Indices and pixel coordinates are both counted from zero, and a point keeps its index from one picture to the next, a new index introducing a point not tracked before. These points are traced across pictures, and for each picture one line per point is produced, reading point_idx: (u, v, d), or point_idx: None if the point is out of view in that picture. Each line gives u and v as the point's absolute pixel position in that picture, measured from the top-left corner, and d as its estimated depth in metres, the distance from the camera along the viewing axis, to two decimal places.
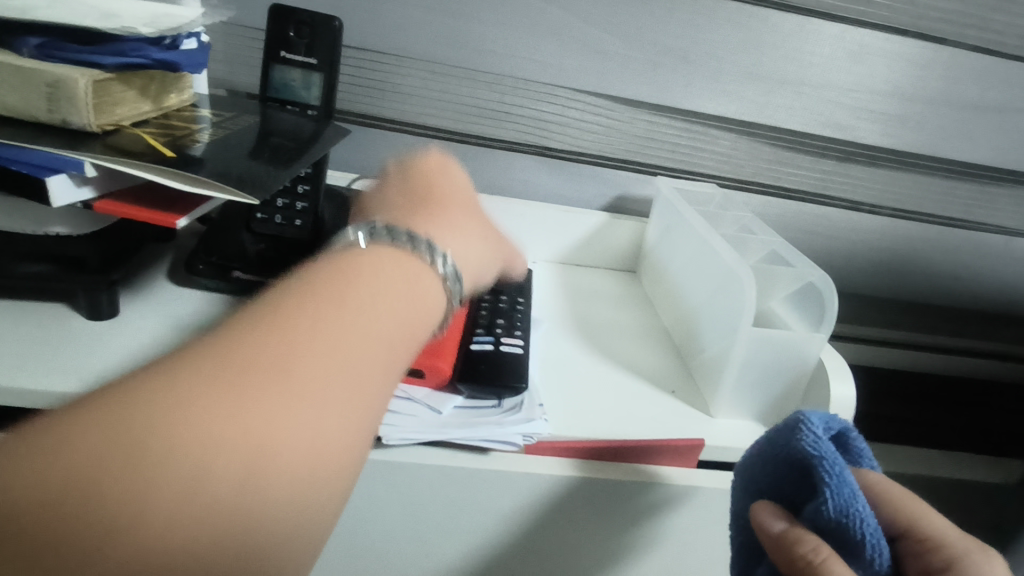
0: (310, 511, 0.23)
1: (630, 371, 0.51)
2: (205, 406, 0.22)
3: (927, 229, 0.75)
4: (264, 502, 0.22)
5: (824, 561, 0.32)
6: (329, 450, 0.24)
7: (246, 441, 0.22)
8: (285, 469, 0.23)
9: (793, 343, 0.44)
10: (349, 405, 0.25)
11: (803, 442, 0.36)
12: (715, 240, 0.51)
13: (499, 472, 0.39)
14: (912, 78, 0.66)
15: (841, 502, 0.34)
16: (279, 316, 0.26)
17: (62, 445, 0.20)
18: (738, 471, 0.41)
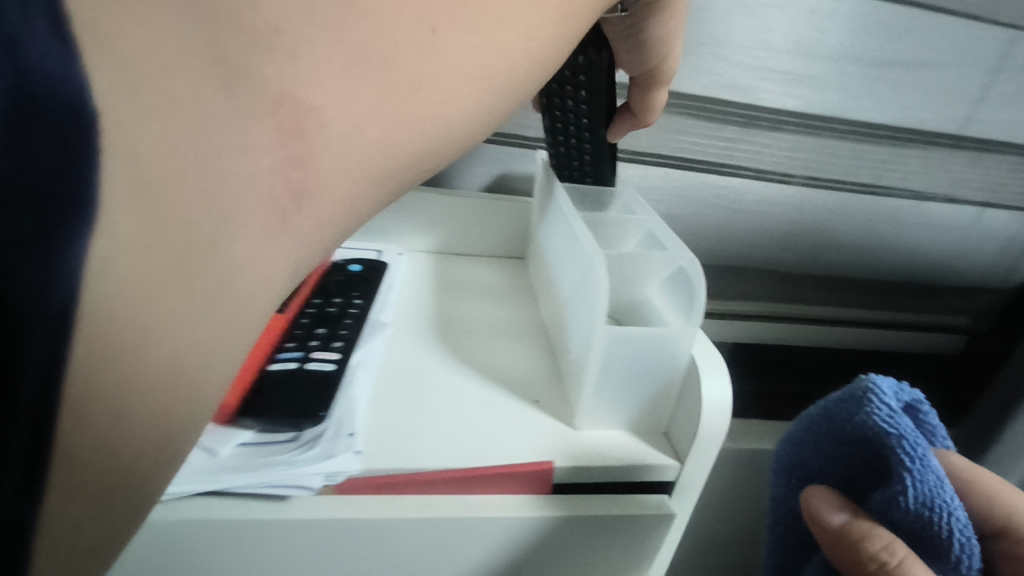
0: (437, 127, 0.24)
1: (489, 377, 0.44)
2: None
3: (835, 197, 0.71)
4: (469, 92, 0.24)
5: (901, 562, 0.29)
6: (458, 108, 0.24)
7: (413, 16, 0.21)
8: (432, 75, 0.22)
9: (660, 341, 0.38)
10: (493, 66, 0.24)
11: (875, 416, 0.32)
12: (578, 223, 0.44)
13: (298, 523, 0.32)
14: (813, 32, 0.59)
15: (923, 492, 0.30)
16: None
17: None
18: (783, 452, 0.39)
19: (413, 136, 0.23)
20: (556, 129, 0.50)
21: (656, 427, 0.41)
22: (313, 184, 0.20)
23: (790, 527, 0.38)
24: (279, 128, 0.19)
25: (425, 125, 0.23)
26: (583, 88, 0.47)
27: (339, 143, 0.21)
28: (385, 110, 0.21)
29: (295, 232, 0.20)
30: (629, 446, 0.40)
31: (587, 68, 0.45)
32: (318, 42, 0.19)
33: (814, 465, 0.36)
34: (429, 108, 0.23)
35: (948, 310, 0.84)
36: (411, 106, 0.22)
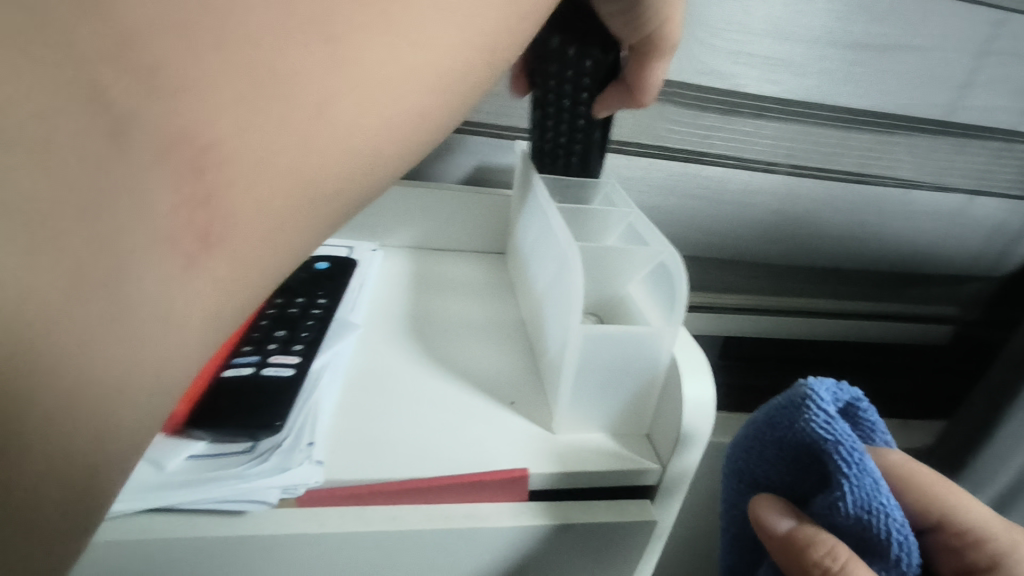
0: (392, 155, 0.20)
1: (462, 379, 0.42)
2: None
3: (822, 186, 0.69)
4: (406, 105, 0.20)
5: (845, 566, 0.27)
6: (398, 123, 0.20)
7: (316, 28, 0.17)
8: (392, 94, 0.19)
9: (638, 339, 0.36)
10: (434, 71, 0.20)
11: (811, 425, 0.29)
12: (554, 213, 0.42)
13: (251, 541, 0.30)
14: (793, 14, 0.58)
15: (861, 497, 0.28)
16: None
17: None
18: (729, 455, 0.36)
19: (336, 164, 0.19)
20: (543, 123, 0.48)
21: (636, 429, 0.39)
22: (224, 223, 0.17)
23: (742, 530, 0.35)
24: (174, 164, 0.15)
25: (382, 149, 0.20)
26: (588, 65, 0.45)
27: (248, 180, 0.17)
28: (314, 141, 0.18)
29: (222, 268, 0.17)
30: (608, 449, 0.38)
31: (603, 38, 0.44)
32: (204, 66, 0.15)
33: (758, 471, 0.34)
34: (370, 133, 0.19)
35: (938, 300, 0.83)
36: (367, 128, 0.19)
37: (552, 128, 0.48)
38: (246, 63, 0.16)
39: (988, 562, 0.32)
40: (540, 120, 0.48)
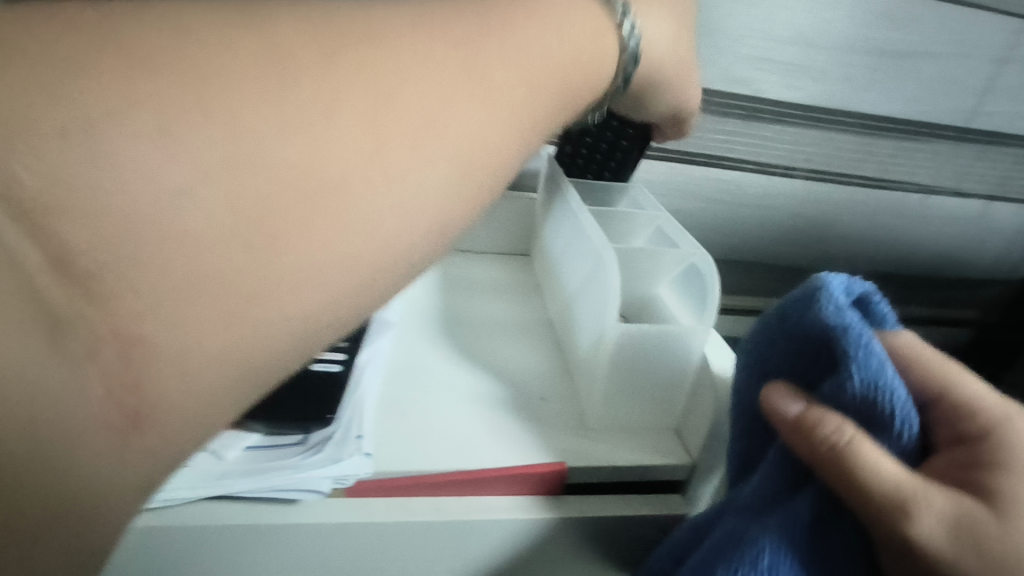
0: (357, 297, 0.21)
1: (495, 376, 0.43)
2: (345, 145, 0.20)
3: (841, 191, 0.70)
4: (360, 266, 0.20)
5: (851, 441, 0.26)
6: (358, 281, 0.21)
7: (246, 217, 0.18)
8: (371, 217, 0.20)
9: (671, 337, 0.37)
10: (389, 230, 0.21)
11: (823, 311, 0.29)
12: (586, 217, 0.44)
13: (305, 526, 0.32)
14: (814, 21, 0.59)
15: (870, 374, 0.27)
16: (343, 100, 0.20)
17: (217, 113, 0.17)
18: (744, 350, 0.34)
19: (287, 332, 0.19)
20: (584, 132, 0.51)
21: (666, 426, 0.40)
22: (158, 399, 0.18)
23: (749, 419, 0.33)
24: (104, 356, 0.17)
25: (340, 298, 0.20)
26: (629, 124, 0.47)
27: (188, 360, 0.18)
28: (254, 320, 0.19)
29: (162, 410, 0.18)
30: (640, 444, 0.39)
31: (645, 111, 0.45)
32: (136, 266, 0.17)
33: (769, 362, 0.32)
34: (323, 298, 0.20)
35: (955, 303, 0.84)
36: (346, 252, 0.20)
37: (590, 140, 0.51)
38: (183, 224, 0.17)
39: (983, 431, 0.27)
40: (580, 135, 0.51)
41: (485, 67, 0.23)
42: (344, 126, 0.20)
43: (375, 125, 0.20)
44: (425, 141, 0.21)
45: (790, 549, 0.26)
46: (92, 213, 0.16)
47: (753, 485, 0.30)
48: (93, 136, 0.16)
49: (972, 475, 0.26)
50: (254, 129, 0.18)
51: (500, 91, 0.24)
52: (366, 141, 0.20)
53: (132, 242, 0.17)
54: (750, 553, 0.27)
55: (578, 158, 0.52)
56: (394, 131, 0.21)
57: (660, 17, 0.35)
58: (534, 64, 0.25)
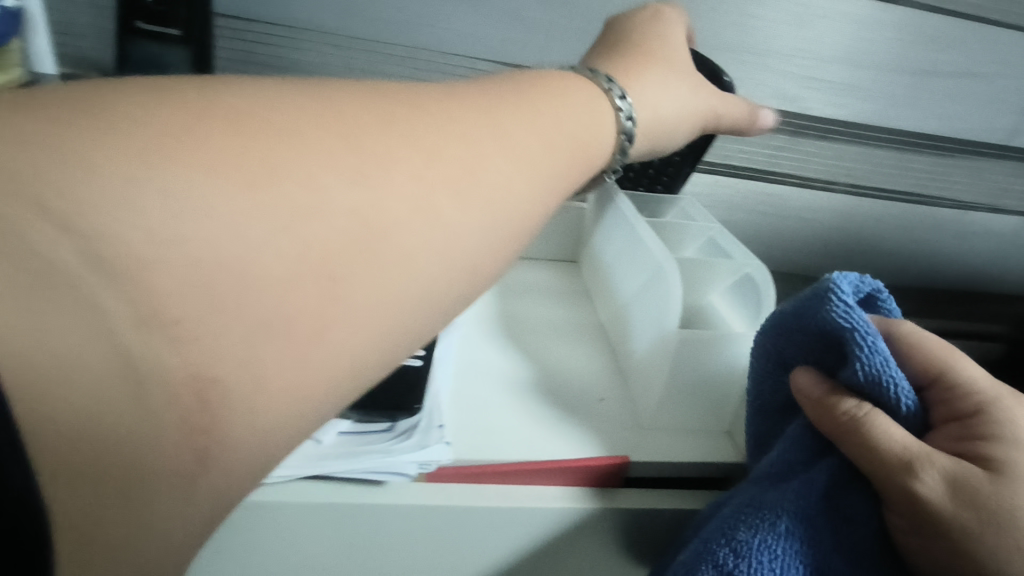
0: (403, 332, 0.21)
1: (556, 376, 0.46)
2: (398, 191, 0.21)
3: (879, 206, 0.72)
4: (405, 306, 0.21)
5: (868, 414, 0.30)
6: (402, 319, 0.21)
7: (312, 262, 0.19)
8: (423, 258, 0.21)
9: (730, 344, 0.40)
10: (433, 269, 0.22)
11: (831, 312, 0.32)
12: (644, 228, 0.46)
13: (393, 506, 0.34)
14: (862, 42, 0.61)
15: (876, 366, 0.30)
16: (393, 152, 0.21)
17: (285, 169, 0.19)
18: (760, 340, 0.38)
19: (340, 371, 0.20)
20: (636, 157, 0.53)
21: (719, 427, 0.43)
22: (227, 441, 0.18)
23: (765, 401, 0.37)
24: (183, 403, 0.17)
25: (388, 333, 0.21)
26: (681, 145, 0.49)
27: (252, 401, 0.18)
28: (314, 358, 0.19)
29: (232, 448, 0.18)
30: (695, 444, 0.42)
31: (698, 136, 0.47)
32: (215, 313, 0.17)
33: (784, 351, 0.36)
34: (374, 333, 0.20)
35: None
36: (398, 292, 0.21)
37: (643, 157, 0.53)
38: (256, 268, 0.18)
39: (976, 409, 0.30)
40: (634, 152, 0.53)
41: (510, 129, 0.25)
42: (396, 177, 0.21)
43: (427, 172, 0.21)
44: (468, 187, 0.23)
45: (805, 514, 0.30)
46: (178, 264, 0.17)
47: (772, 456, 0.34)
48: (181, 196, 0.17)
49: (970, 446, 0.29)
50: (318, 180, 0.19)
51: (528, 150, 0.25)
52: (413, 190, 0.21)
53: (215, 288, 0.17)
54: (770, 516, 0.31)
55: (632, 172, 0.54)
56: (439, 178, 0.22)
57: (657, 81, 0.37)
58: (550, 127, 0.27)
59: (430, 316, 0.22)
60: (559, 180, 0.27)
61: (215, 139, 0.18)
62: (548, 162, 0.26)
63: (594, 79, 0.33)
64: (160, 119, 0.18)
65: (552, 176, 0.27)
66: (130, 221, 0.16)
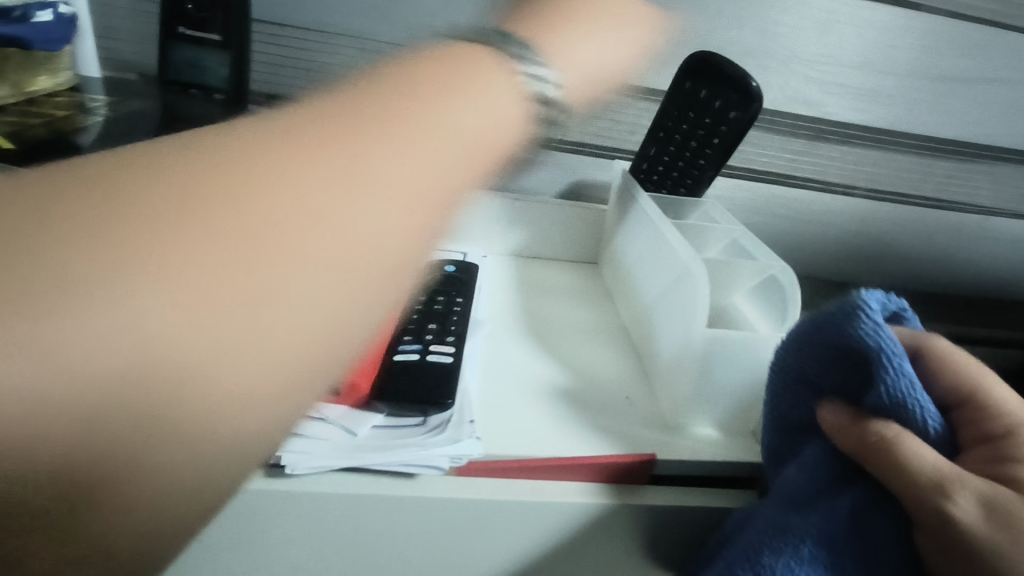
0: (307, 373, 0.18)
1: (581, 376, 0.46)
2: (253, 226, 0.17)
3: (900, 211, 0.72)
4: (297, 346, 0.18)
5: (898, 437, 0.30)
6: (300, 361, 0.18)
7: (157, 322, 0.16)
8: (352, 251, 0.18)
9: (757, 345, 0.41)
10: (324, 301, 0.18)
11: (861, 330, 0.31)
12: (670, 230, 0.47)
13: (425, 498, 0.35)
14: (884, 48, 0.61)
15: (903, 390, 0.30)
16: (241, 184, 0.18)
17: (106, 224, 0.16)
18: (778, 353, 0.36)
19: (222, 435, 0.17)
20: (661, 150, 0.53)
21: (744, 428, 0.43)
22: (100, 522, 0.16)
23: (782, 416, 0.36)
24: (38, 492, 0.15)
25: (286, 378, 0.18)
26: (711, 136, 0.50)
27: (116, 485, 0.16)
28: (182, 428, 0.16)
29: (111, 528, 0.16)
30: (720, 444, 0.42)
31: (734, 120, 0.48)
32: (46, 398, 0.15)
33: (806, 367, 0.34)
34: (264, 384, 0.17)
35: None
36: (328, 287, 0.18)
37: (666, 158, 0.53)
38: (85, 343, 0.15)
39: (1006, 431, 0.31)
40: (657, 152, 0.53)
41: (444, 91, 0.21)
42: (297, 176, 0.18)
43: (291, 198, 0.18)
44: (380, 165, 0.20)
45: (834, 539, 0.31)
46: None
47: (792, 474, 0.34)
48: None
49: (1002, 468, 0.30)
50: (205, 203, 0.17)
51: (438, 134, 0.21)
52: (278, 221, 0.18)
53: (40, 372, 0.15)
54: (794, 540, 0.31)
55: (653, 175, 0.54)
56: (308, 199, 0.18)
57: (576, 38, 0.26)
58: (474, 101, 0.22)
59: (339, 344, 0.19)
60: (495, 159, 0.23)
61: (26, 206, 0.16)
62: (475, 148, 0.22)
63: (492, 50, 0.23)
64: (38, 180, 0.16)
65: (485, 159, 0.22)
66: None
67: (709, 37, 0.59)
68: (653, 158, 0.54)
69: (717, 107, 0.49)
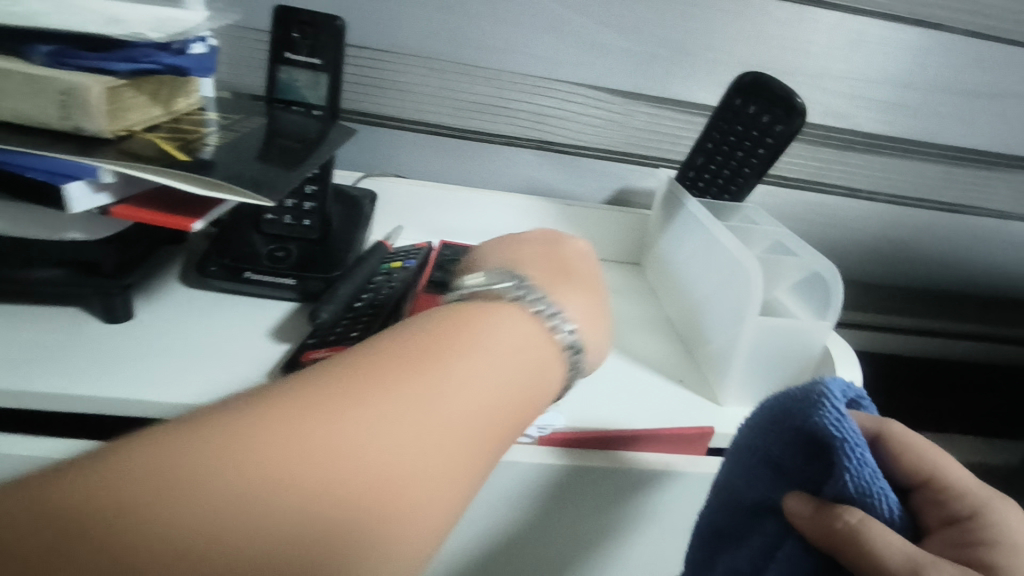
0: (408, 525, 0.22)
1: (639, 363, 0.51)
2: (355, 407, 0.22)
3: (926, 216, 0.76)
4: (389, 504, 0.21)
5: (861, 523, 0.30)
6: (398, 515, 0.22)
7: (284, 469, 0.20)
8: (436, 435, 0.23)
9: (798, 331, 0.46)
10: (414, 472, 0.22)
11: (823, 420, 0.31)
12: (719, 230, 0.52)
13: (516, 464, 0.40)
14: (908, 64, 0.67)
15: (862, 482, 0.31)
16: (352, 385, 0.23)
17: (245, 419, 0.21)
18: (745, 431, 0.36)
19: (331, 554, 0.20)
20: (709, 159, 0.59)
21: None
22: None
23: (733, 496, 0.36)
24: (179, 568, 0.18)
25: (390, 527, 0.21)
26: (759, 147, 0.55)
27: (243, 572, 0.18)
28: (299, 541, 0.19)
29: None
30: None
31: (780, 134, 0.54)
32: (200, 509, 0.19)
33: (773, 450, 0.34)
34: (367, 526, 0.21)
35: None
36: (435, 458, 0.23)
37: (714, 166, 0.58)
38: (226, 476, 0.19)
39: (971, 512, 0.31)
40: (705, 161, 0.59)
41: (487, 324, 0.29)
42: (421, 365, 0.25)
43: (387, 388, 0.24)
44: (480, 372, 0.26)
45: None
46: (168, 469, 0.19)
47: (748, 557, 0.35)
48: (180, 432, 0.20)
49: (968, 553, 0.30)
50: (341, 380, 0.23)
51: (493, 350, 0.27)
52: (384, 409, 0.23)
53: (190, 486, 0.19)
54: None
55: (699, 181, 0.60)
56: (404, 387, 0.24)
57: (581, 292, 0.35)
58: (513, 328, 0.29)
59: (418, 508, 0.22)
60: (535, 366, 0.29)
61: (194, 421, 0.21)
62: (521, 358, 0.28)
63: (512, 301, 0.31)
64: (220, 406, 0.22)
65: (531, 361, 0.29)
66: (149, 450, 0.20)
67: (745, 55, 0.65)
68: (702, 166, 0.59)
69: (764, 121, 0.55)
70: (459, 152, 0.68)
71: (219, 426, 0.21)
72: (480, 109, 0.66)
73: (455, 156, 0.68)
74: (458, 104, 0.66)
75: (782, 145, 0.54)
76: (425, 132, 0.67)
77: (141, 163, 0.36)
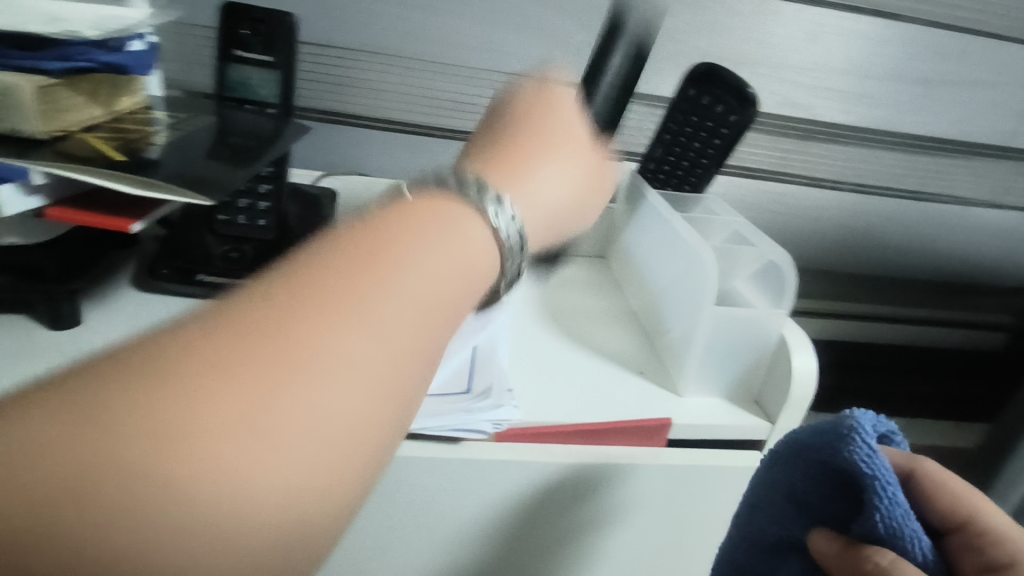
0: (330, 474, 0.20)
1: (599, 354, 0.51)
2: (252, 354, 0.20)
3: (888, 204, 0.77)
4: (302, 456, 0.20)
5: (893, 564, 0.31)
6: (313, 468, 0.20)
7: (172, 440, 0.18)
8: (353, 377, 0.21)
9: (754, 321, 0.47)
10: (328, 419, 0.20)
11: (854, 457, 0.33)
12: (678, 223, 0.52)
13: (472, 461, 0.40)
14: (867, 54, 0.67)
15: (893, 522, 0.32)
16: (249, 329, 0.20)
17: (132, 379, 0.19)
18: (768, 465, 0.38)
19: (242, 521, 0.19)
20: (668, 151, 0.58)
21: (748, 396, 0.49)
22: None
23: (757, 532, 0.38)
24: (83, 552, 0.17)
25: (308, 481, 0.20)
26: (715, 138, 0.55)
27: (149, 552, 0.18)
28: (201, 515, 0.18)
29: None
30: (728, 410, 0.48)
31: (735, 124, 0.54)
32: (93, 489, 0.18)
33: (800, 485, 0.36)
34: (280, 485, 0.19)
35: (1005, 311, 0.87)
36: (353, 402, 0.21)
37: (672, 158, 0.58)
38: (111, 455, 0.18)
39: (1008, 559, 0.33)
40: (665, 154, 0.59)
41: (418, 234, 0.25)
42: (268, 342, 0.20)
43: (289, 329, 0.21)
44: (349, 336, 0.21)
45: None
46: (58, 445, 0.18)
47: None
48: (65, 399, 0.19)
49: None
50: (239, 319, 0.21)
51: (422, 267, 0.24)
52: (285, 356, 0.20)
53: (80, 465, 0.18)
54: None
55: (659, 173, 0.59)
56: (311, 327, 0.21)
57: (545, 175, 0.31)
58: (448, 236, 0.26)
59: (340, 454, 0.20)
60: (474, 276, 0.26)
61: (79, 381, 0.19)
62: (456, 275, 0.25)
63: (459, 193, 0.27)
64: (109, 357, 0.20)
65: (467, 274, 0.25)
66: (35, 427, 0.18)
67: (705, 46, 0.65)
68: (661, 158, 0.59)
69: (719, 111, 0.55)
70: (421, 148, 0.68)
71: (103, 389, 0.19)
72: (440, 105, 0.66)
73: (417, 153, 0.68)
74: (418, 100, 0.65)
75: (737, 135, 0.55)
76: (386, 130, 0.66)
77: (76, 164, 0.35)
